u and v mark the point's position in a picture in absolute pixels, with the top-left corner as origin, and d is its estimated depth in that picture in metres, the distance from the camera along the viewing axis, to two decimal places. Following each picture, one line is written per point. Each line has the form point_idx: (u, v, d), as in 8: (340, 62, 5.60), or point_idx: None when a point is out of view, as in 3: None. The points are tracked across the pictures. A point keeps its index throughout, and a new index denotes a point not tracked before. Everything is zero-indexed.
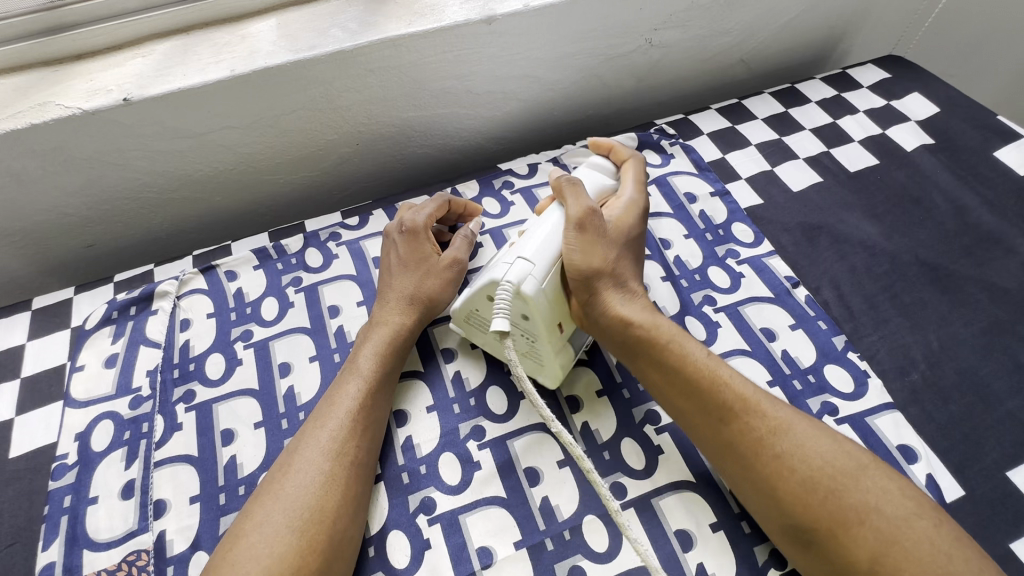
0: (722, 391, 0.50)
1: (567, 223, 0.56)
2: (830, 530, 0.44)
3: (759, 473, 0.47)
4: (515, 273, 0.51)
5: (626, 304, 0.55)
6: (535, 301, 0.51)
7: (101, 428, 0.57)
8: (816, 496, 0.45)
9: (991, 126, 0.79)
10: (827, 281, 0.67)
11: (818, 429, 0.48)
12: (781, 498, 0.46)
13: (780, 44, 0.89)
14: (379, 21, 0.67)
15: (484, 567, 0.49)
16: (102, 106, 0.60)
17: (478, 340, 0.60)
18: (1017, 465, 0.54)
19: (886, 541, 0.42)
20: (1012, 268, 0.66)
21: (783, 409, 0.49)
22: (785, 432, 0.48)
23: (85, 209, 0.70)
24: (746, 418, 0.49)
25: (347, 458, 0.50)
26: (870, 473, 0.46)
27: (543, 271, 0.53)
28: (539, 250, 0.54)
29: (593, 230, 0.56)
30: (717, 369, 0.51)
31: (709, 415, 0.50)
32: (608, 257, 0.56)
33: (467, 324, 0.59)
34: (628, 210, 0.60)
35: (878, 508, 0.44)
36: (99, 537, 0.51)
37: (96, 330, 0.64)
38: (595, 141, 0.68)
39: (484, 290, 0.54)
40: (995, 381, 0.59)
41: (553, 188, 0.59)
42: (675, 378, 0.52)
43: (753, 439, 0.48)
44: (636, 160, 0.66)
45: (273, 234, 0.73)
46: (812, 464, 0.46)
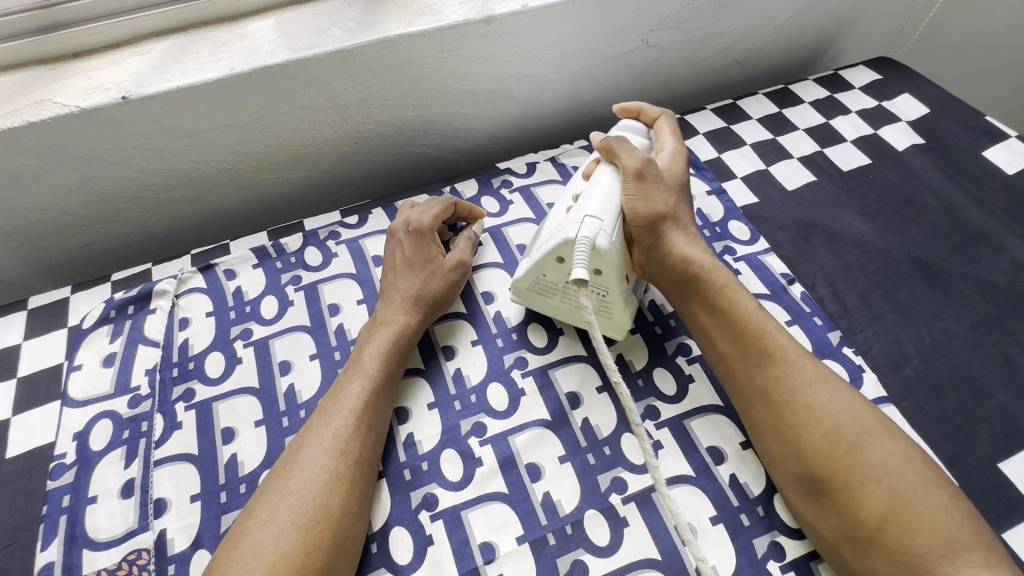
0: (766, 339, 0.52)
1: (625, 176, 0.57)
2: (845, 484, 0.45)
3: (787, 418, 0.49)
4: (589, 229, 0.52)
5: (688, 244, 0.57)
6: (608, 255, 0.53)
7: (99, 427, 0.57)
8: (838, 448, 0.46)
9: (979, 126, 0.81)
10: (822, 277, 0.68)
11: (851, 392, 0.50)
12: (803, 446, 0.47)
13: (773, 45, 0.90)
14: (378, 20, 0.67)
15: (487, 562, 0.49)
16: (100, 105, 0.60)
17: (540, 305, 0.61)
18: (1008, 457, 0.55)
19: (898, 502, 0.43)
20: (1002, 265, 0.68)
21: (819, 366, 0.51)
22: (819, 385, 0.50)
23: (81, 208, 0.69)
24: (783, 366, 0.51)
25: (352, 457, 0.50)
26: (895, 439, 0.47)
27: (611, 225, 0.54)
28: (604, 207, 0.55)
29: (652, 178, 0.57)
30: (764, 319, 0.53)
31: (748, 359, 0.52)
32: (669, 202, 0.58)
33: (530, 288, 0.60)
34: (675, 158, 0.63)
35: (897, 471, 0.45)
36: (98, 537, 0.51)
37: (93, 329, 0.63)
38: (622, 108, 0.69)
39: (556, 250, 0.55)
40: (986, 375, 0.60)
41: (601, 150, 0.60)
42: (720, 324, 0.54)
43: (787, 385, 0.50)
44: (668, 117, 0.68)
45: (271, 233, 0.73)
46: (839, 418, 0.47)
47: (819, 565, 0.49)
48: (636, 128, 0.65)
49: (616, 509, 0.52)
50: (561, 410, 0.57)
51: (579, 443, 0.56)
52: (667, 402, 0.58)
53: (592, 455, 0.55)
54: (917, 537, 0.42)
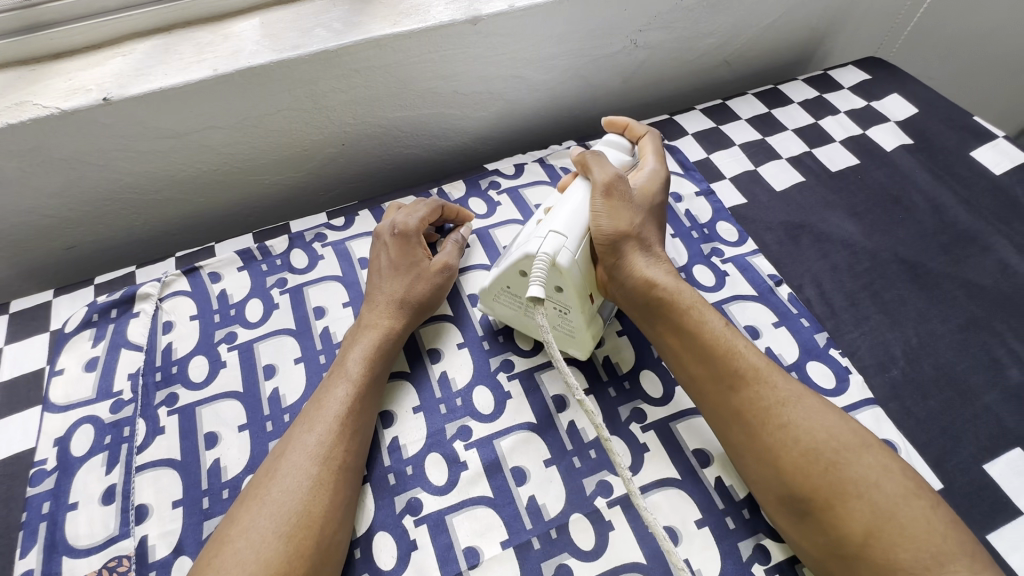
0: (736, 360, 0.51)
1: (595, 192, 0.57)
2: (827, 502, 0.45)
3: (763, 440, 0.48)
4: (551, 245, 0.52)
5: (651, 266, 0.56)
6: (569, 273, 0.52)
7: (81, 432, 0.56)
8: (817, 468, 0.46)
9: (967, 127, 0.81)
10: (809, 279, 0.68)
11: (826, 406, 0.50)
12: (782, 467, 0.47)
13: (763, 45, 0.90)
14: (364, 20, 0.67)
15: (471, 567, 0.49)
16: (81, 106, 0.59)
17: (506, 319, 0.61)
18: (993, 458, 0.55)
19: (881, 516, 0.43)
20: (988, 265, 0.68)
21: (794, 384, 0.51)
22: (794, 404, 0.49)
23: (64, 210, 0.68)
24: (756, 386, 0.50)
25: (336, 463, 0.49)
26: (873, 452, 0.47)
27: (576, 242, 0.54)
28: (571, 223, 0.54)
29: (620, 195, 0.57)
30: (733, 339, 0.52)
31: (719, 381, 0.51)
32: (635, 221, 0.57)
33: (496, 301, 0.59)
34: (651, 179, 0.62)
35: (878, 485, 0.45)
36: (79, 544, 0.50)
37: (75, 333, 0.63)
38: (610, 121, 0.68)
39: (517, 265, 0.54)
40: (972, 376, 0.60)
41: (577, 162, 0.60)
42: (689, 345, 0.53)
43: (762, 406, 0.49)
44: (653, 135, 0.67)
45: (257, 235, 0.72)
46: (817, 436, 0.47)
47: (803, 568, 0.49)
48: (621, 144, 0.65)
49: (601, 513, 0.52)
50: (547, 414, 0.57)
51: (564, 446, 0.55)
52: (653, 404, 0.58)
53: (577, 458, 0.55)
54: (901, 551, 0.42)
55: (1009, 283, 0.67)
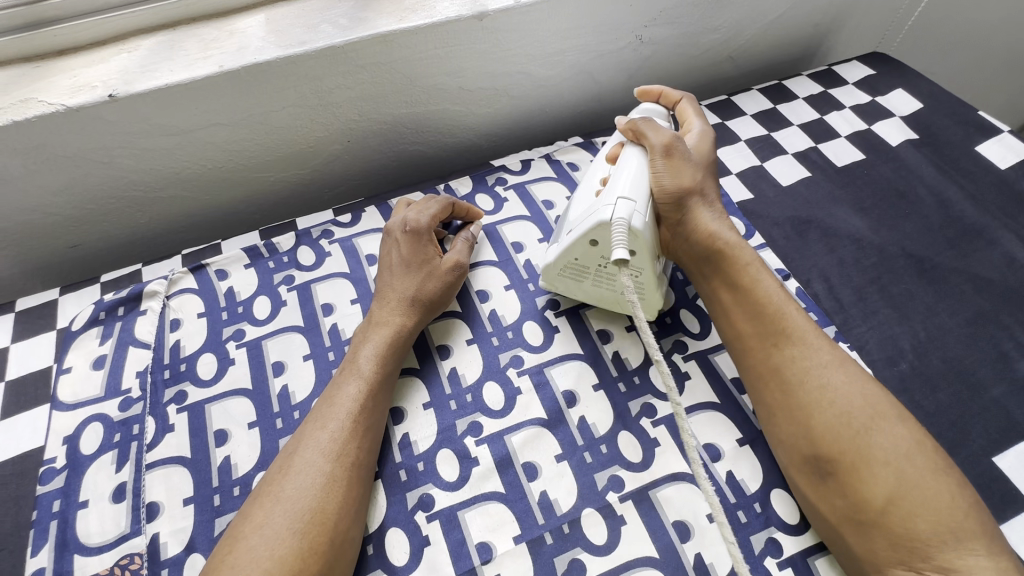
0: (784, 319, 0.52)
1: (653, 154, 0.57)
2: (854, 465, 0.45)
3: (800, 397, 0.49)
4: (624, 211, 0.52)
5: (716, 220, 0.57)
6: (644, 235, 0.52)
7: (90, 430, 0.56)
8: (848, 430, 0.46)
9: (972, 121, 0.81)
10: (817, 273, 0.68)
11: (864, 377, 0.50)
12: (813, 425, 0.48)
13: (767, 41, 0.90)
14: (370, 16, 0.66)
15: (484, 562, 0.49)
16: (87, 103, 0.59)
17: (566, 289, 0.62)
18: (1002, 450, 0.55)
19: (905, 486, 0.44)
20: (995, 260, 0.68)
21: (836, 350, 0.51)
22: (834, 367, 0.50)
23: (68, 208, 0.68)
24: (800, 347, 0.51)
25: (348, 460, 0.49)
26: (907, 424, 0.47)
27: (644, 205, 0.54)
28: (635, 188, 0.54)
29: (679, 154, 0.57)
30: (784, 299, 0.53)
31: (765, 338, 0.52)
32: (696, 178, 0.57)
33: (562, 274, 0.60)
34: (702, 138, 0.62)
35: (907, 457, 0.45)
36: (90, 542, 0.50)
37: (82, 331, 0.63)
38: (643, 91, 0.69)
39: (589, 233, 0.54)
40: (980, 369, 0.60)
41: (626, 131, 0.60)
42: (740, 303, 0.54)
43: (803, 366, 0.50)
44: (689, 100, 0.67)
45: (263, 232, 0.72)
46: (853, 401, 0.48)
47: (816, 561, 0.49)
48: (657, 111, 0.63)
49: (613, 508, 0.52)
50: (557, 409, 0.57)
51: (575, 442, 0.55)
52: (663, 399, 0.58)
53: (589, 453, 0.55)
54: (920, 521, 0.43)
55: (1016, 276, 0.67)
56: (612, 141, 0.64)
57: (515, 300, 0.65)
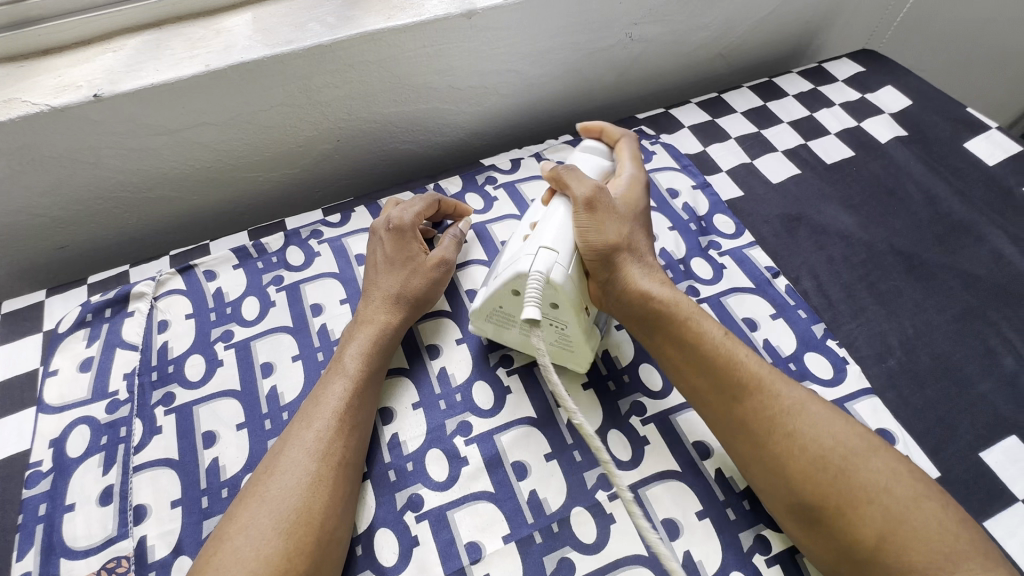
0: (736, 371, 0.51)
1: (576, 207, 0.55)
2: (838, 509, 0.45)
3: (771, 449, 0.48)
4: (543, 263, 0.51)
5: (645, 278, 0.55)
6: (563, 289, 0.51)
7: (77, 433, 0.56)
8: (826, 475, 0.46)
9: (960, 118, 0.81)
10: (806, 271, 0.68)
11: (830, 411, 0.49)
12: (790, 477, 0.47)
13: (757, 38, 0.90)
14: (358, 15, 0.66)
15: (473, 562, 0.49)
16: (72, 103, 0.58)
17: (496, 338, 0.59)
18: (989, 446, 0.56)
19: (893, 520, 0.43)
20: (983, 256, 0.68)
21: (797, 389, 0.50)
22: (799, 411, 0.49)
23: (54, 209, 0.67)
24: (759, 396, 0.50)
25: (334, 459, 0.49)
26: (881, 455, 0.47)
27: (567, 256, 0.52)
28: (560, 237, 0.53)
29: (602, 207, 0.55)
30: (733, 348, 0.52)
31: (721, 393, 0.51)
32: (621, 232, 0.55)
33: (489, 321, 0.58)
34: (632, 186, 0.60)
35: (888, 489, 0.45)
36: (77, 545, 0.50)
37: (69, 333, 0.62)
38: (585, 126, 0.68)
39: (509, 284, 0.52)
40: (968, 365, 0.61)
41: (551, 180, 0.58)
42: (689, 358, 0.52)
43: (766, 417, 0.49)
44: (629, 139, 0.66)
45: (252, 232, 0.71)
46: (824, 442, 0.47)
47: (804, 558, 0.49)
48: (597, 150, 0.64)
49: (602, 506, 0.52)
50: (547, 408, 0.57)
51: (565, 440, 0.55)
52: (652, 398, 0.58)
53: (578, 452, 0.55)
54: (914, 553, 0.42)
55: (1003, 272, 0.67)
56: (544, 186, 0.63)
57: None
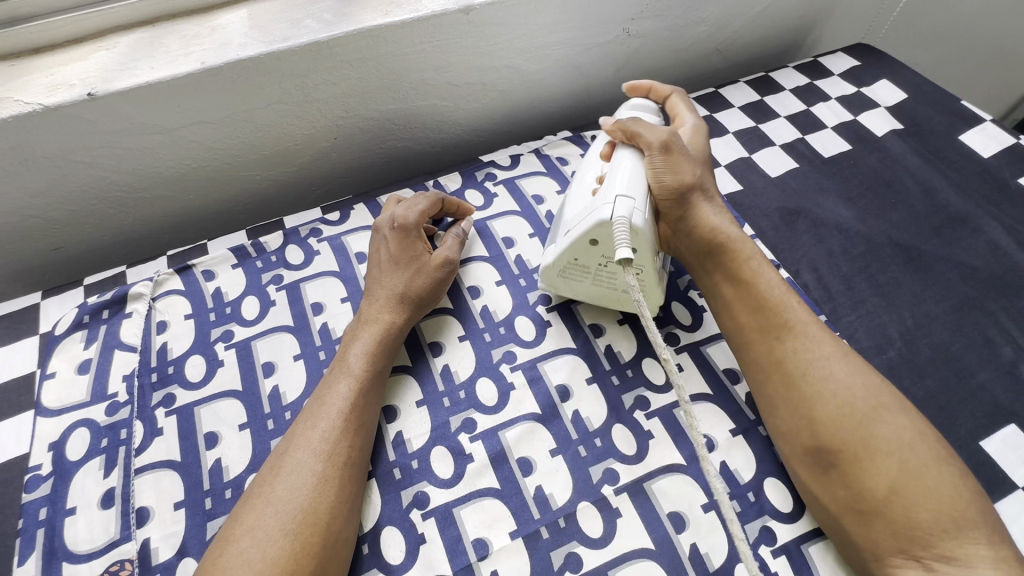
0: (785, 311, 0.53)
1: (652, 151, 0.56)
2: (855, 456, 0.47)
3: (803, 389, 0.50)
4: (624, 209, 0.52)
5: (716, 215, 0.57)
6: (645, 232, 0.52)
7: (76, 436, 0.55)
8: (851, 421, 0.47)
9: (955, 111, 0.82)
10: (806, 264, 0.68)
11: (865, 368, 0.51)
12: (815, 418, 0.49)
13: (753, 33, 0.90)
14: (355, 11, 0.65)
15: (480, 558, 0.49)
16: (65, 102, 0.57)
17: (563, 290, 0.61)
18: (989, 434, 0.56)
19: (907, 475, 0.45)
20: (979, 247, 0.69)
21: (838, 342, 0.52)
22: (837, 359, 0.51)
23: (48, 210, 0.67)
24: (800, 339, 0.52)
25: (340, 459, 0.49)
26: (909, 417, 0.48)
27: (643, 203, 0.53)
28: (634, 184, 0.54)
29: (677, 150, 0.57)
30: (785, 292, 0.54)
31: (768, 331, 0.53)
32: (695, 173, 0.57)
33: (560, 273, 0.59)
34: (696, 134, 0.63)
35: (909, 447, 0.46)
36: (79, 549, 0.49)
37: (66, 336, 0.61)
38: (632, 85, 0.68)
39: (591, 232, 0.53)
40: (967, 355, 0.61)
41: (616, 131, 0.59)
42: (743, 296, 0.55)
43: (805, 358, 0.51)
44: (680, 94, 0.68)
45: (250, 232, 0.71)
46: (854, 392, 0.48)
47: (809, 548, 0.49)
48: (648, 107, 0.63)
49: (608, 500, 0.52)
50: (551, 404, 0.57)
51: (569, 436, 0.55)
52: (656, 392, 0.58)
53: (583, 447, 0.55)
54: (921, 510, 0.44)
55: (999, 263, 0.68)
56: (602, 140, 0.63)
57: (507, 296, 0.65)
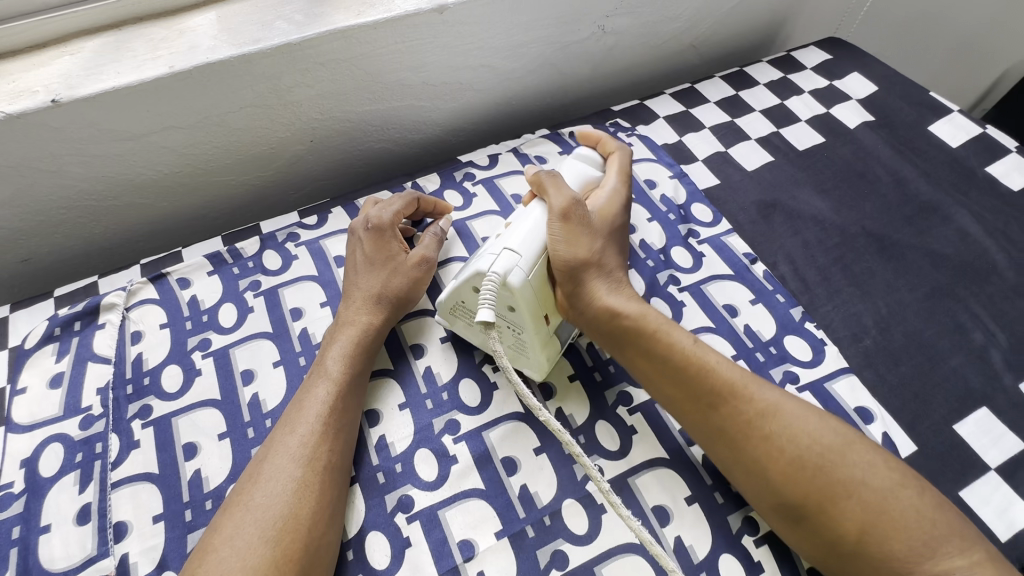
0: (709, 378, 0.51)
1: (551, 216, 0.55)
2: (819, 507, 0.45)
3: (749, 454, 0.48)
4: (502, 264, 0.51)
5: (613, 293, 0.55)
6: (520, 292, 0.51)
7: (50, 452, 0.54)
8: (805, 475, 0.46)
9: (924, 102, 0.84)
10: (783, 256, 0.69)
11: (804, 409, 0.50)
12: (768, 482, 0.47)
13: (727, 28, 0.91)
14: (327, 12, 0.65)
15: (466, 559, 0.49)
16: (28, 110, 0.56)
17: (462, 332, 0.59)
18: (962, 418, 0.58)
19: (872, 512, 0.44)
20: (949, 234, 0.71)
21: (770, 391, 0.51)
22: (773, 415, 0.49)
23: (16, 221, 0.65)
24: (734, 402, 0.50)
25: (320, 464, 0.48)
26: (856, 449, 0.48)
27: (530, 261, 0.53)
28: (526, 242, 0.53)
29: (577, 219, 0.55)
30: (705, 356, 0.52)
31: (694, 401, 0.51)
32: (592, 248, 0.55)
33: (453, 316, 0.58)
34: (609, 203, 0.60)
35: (864, 481, 0.46)
36: (54, 567, 0.48)
37: (37, 349, 0.60)
38: (583, 133, 0.68)
39: (469, 280, 0.53)
40: (940, 341, 0.62)
41: (532, 183, 0.58)
42: (662, 369, 0.52)
43: (741, 421, 0.49)
44: (623, 153, 0.66)
45: (226, 237, 0.70)
46: (800, 444, 0.47)
47: None
48: (588, 161, 0.64)
49: (593, 497, 0.52)
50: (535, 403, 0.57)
51: (553, 434, 0.55)
52: (638, 387, 0.58)
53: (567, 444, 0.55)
54: (894, 543, 0.44)
55: (969, 250, 0.69)
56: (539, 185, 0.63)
57: None
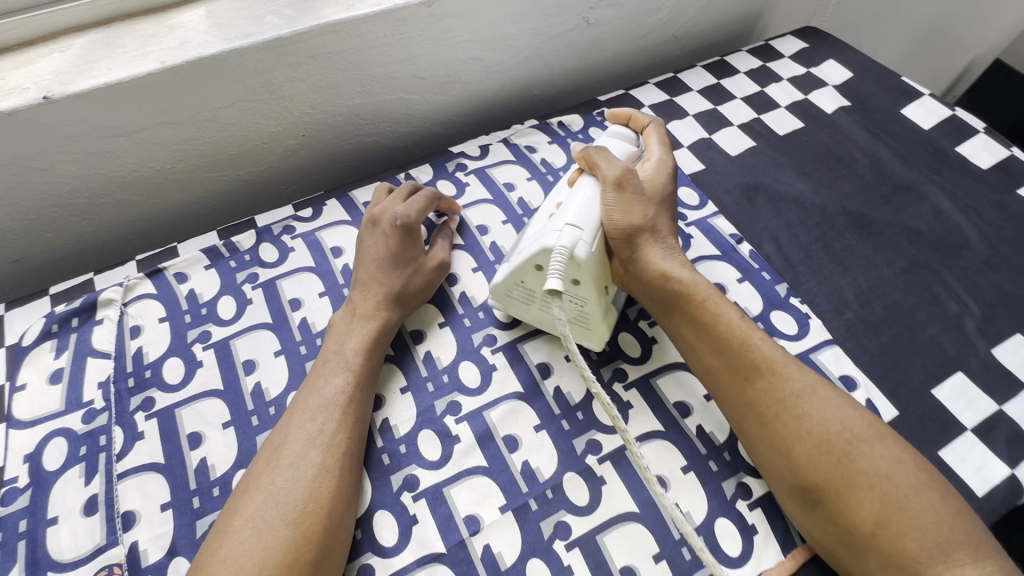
0: (749, 352, 0.52)
1: (606, 186, 0.57)
2: (838, 492, 0.46)
3: (777, 430, 0.50)
4: (568, 239, 0.52)
5: (667, 258, 0.57)
6: (586, 266, 0.52)
7: (53, 446, 0.54)
8: (829, 459, 0.47)
9: (896, 87, 0.87)
10: (767, 236, 0.71)
11: (838, 397, 0.51)
12: (793, 458, 0.49)
13: (707, 19, 0.94)
14: (317, 7, 0.66)
15: (472, 533, 0.50)
16: (19, 106, 0.56)
17: (518, 313, 0.61)
18: (940, 383, 0.61)
19: (890, 506, 0.45)
20: (924, 212, 0.74)
21: (808, 374, 0.52)
22: (808, 396, 0.51)
23: (8, 220, 0.65)
24: (769, 378, 0.51)
25: (338, 450, 0.49)
26: (887, 443, 0.49)
27: (592, 235, 0.54)
28: (584, 216, 0.54)
29: (632, 188, 0.57)
30: (748, 331, 0.54)
31: (733, 373, 0.53)
32: (646, 213, 0.57)
33: (507, 297, 0.59)
34: (658, 171, 0.62)
35: (890, 476, 0.46)
36: (64, 558, 0.49)
37: (35, 346, 0.60)
38: (612, 113, 0.68)
39: (533, 258, 0.54)
40: (917, 312, 0.65)
41: (581, 159, 0.60)
42: (706, 339, 0.54)
43: (775, 397, 0.51)
44: (658, 126, 0.67)
45: (221, 232, 0.70)
46: (829, 427, 0.49)
47: None
48: (623, 134, 0.65)
49: (592, 470, 0.54)
50: (533, 382, 0.59)
51: (552, 411, 0.57)
52: (633, 364, 0.60)
53: (566, 421, 0.57)
54: (907, 539, 0.44)
55: (942, 226, 0.72)
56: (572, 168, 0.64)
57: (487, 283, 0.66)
